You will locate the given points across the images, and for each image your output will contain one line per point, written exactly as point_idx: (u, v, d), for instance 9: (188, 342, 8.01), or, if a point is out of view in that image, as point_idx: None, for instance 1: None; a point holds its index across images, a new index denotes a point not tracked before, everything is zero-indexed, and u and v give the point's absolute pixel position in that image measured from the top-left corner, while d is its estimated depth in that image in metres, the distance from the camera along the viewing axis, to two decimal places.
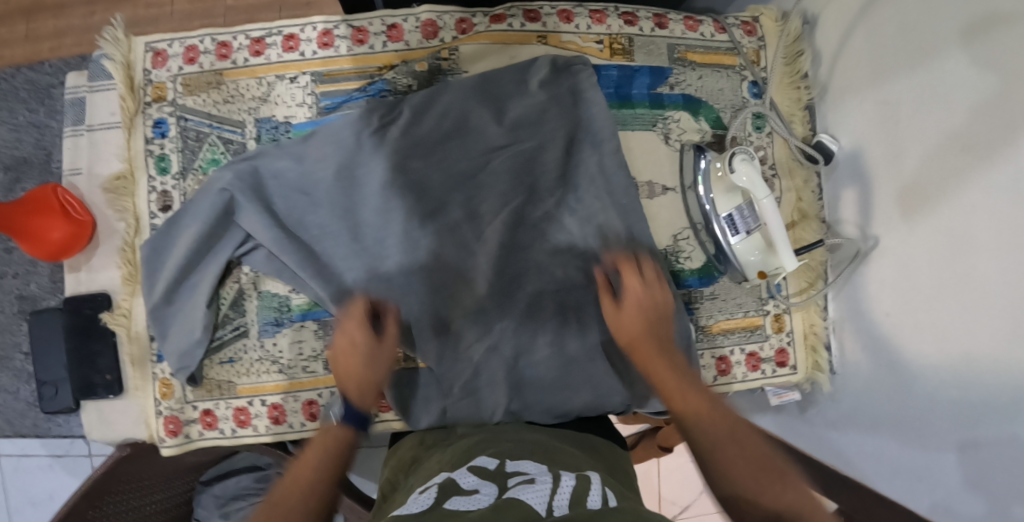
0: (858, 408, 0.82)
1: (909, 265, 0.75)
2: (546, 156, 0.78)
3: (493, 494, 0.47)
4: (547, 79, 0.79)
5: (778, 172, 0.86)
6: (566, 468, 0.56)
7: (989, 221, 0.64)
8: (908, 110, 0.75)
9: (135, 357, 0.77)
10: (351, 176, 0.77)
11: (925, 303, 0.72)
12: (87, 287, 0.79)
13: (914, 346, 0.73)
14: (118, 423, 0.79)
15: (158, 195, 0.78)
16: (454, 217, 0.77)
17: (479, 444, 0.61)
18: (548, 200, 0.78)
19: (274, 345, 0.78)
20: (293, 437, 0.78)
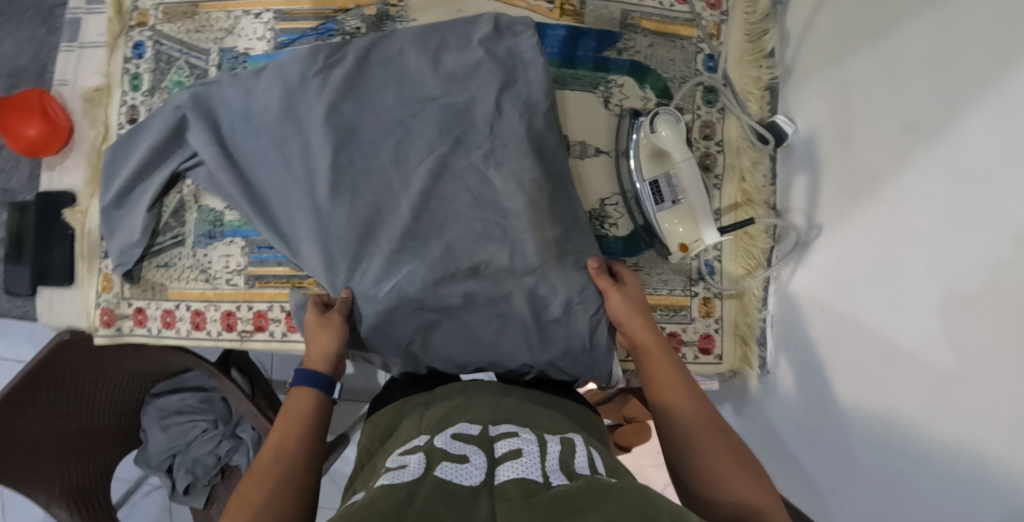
0: (796, 407, 0.79)
1: (847, 259, 0.72)
2: (475, 112, 0.77)
3: (482, 466, 0.52)
4: (489, 36, 0.78)
5: (725, 149, 0.85)
6: (548, 431, 0.61)
7: (928, 213, 0.60)
8: (852, 92, 0.71)
9: (84, 252, 0.85)
10: (290, 108, 0.77)
11: (863, 299, 0.69)
12: (57, 186, 0.88)
13: (852, 337, 0.70)
14: (64, 310, 0.87)
15: (128, 108, 0.86)
16: (378, 161, 0.77)
17: (457, 408, 0.65)
18: (474, 152, 0.76)
19: (204, 256, 0.83)
20: (209, 344, 0.83)
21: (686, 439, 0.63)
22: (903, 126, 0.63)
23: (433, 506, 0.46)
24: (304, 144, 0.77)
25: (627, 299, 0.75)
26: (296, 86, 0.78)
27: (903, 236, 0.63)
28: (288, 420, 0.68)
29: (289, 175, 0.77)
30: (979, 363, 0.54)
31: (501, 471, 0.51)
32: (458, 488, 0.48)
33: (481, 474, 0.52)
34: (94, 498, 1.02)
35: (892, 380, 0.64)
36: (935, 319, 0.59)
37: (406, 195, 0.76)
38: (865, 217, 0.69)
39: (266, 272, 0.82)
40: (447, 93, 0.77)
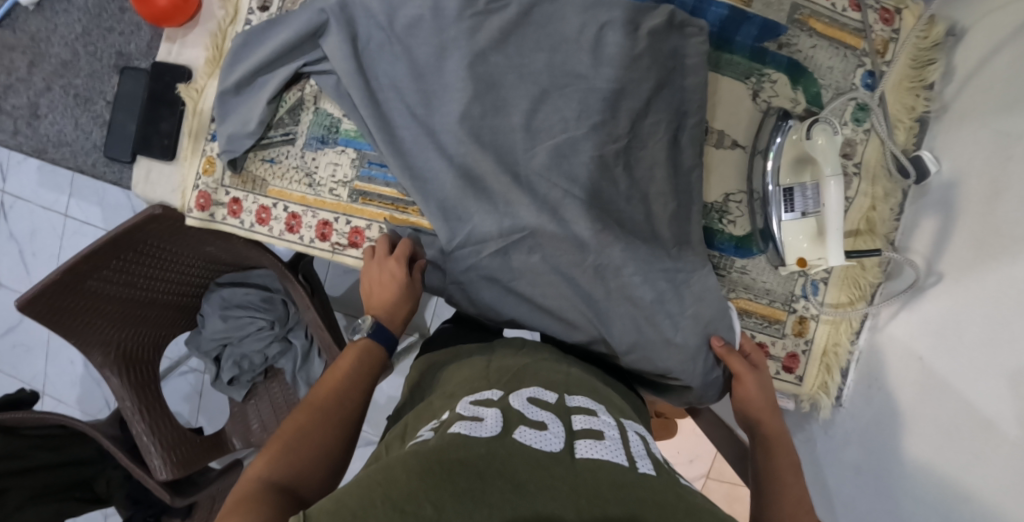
0: (870, 439, 0.79)
1: (966, 311, 0.69)
2: (621, 91, 0.75)
3: (560, 437, 0.50)
4: (659, 29, 0.75)
5: (862, 173, 0.81)
6: (622, 417, 0.60)
7: None
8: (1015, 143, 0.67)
9: (192, 131, 0.84)
10: (437, 46, 0.76)
11: (973, 358, 0.67)
12: (174, 59, 0.87)
13: (944, 400, 0.69)
14: (160, 186, 0.87)
15: None
16: (511, 123, 0.75)
17: (528, 368, 0.64)
18: (611, 132, 0.75)
19: (312, 160, 0.82)
20: (300, 249, 0.83)
21: None
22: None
23: (514, 467, 0.45)
24: (441, 84, 0.76)
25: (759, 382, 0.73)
26: (446, 21, 0.76)
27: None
28: (348, 362, 0.68)
29: (419, 110, 0.77)
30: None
31: (580, 447, 0.49)
32: (539, 454, 0.47)
33: (560, 443, 0.50)
34: (143, 368, 1.05)
35: (987, 443, 0.63)
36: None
37: (529, 167, 0.75)
38: (987, 284, 0.67)
39: (371, 190, 0.81)
40: (597, 68, 0.75)
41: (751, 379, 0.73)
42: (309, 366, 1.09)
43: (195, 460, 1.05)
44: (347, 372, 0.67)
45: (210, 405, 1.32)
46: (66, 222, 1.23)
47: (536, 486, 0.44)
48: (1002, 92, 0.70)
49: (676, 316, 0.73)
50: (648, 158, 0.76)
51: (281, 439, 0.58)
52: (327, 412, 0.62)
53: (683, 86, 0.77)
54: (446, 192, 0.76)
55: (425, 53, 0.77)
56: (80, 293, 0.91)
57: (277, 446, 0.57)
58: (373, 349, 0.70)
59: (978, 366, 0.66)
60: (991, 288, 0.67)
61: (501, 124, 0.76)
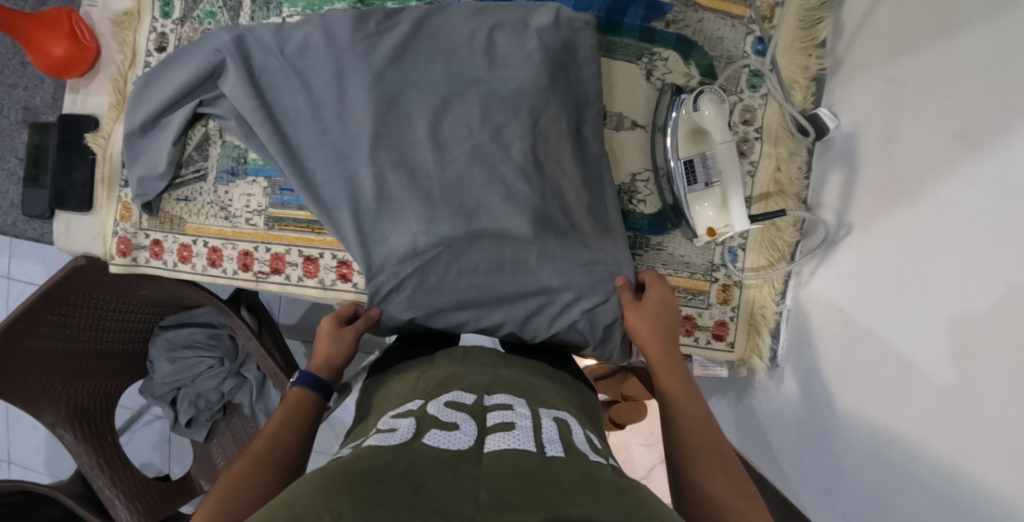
0: (803, 395, 0.80)
1: (878, 260, 0.70)
2: (522, 92, 0.76)
3: (472, 436, 0.51)
4: (547, 25, 0.77)
5: (764, 137, 0.83)
6: (543, 408, 0.60)
7: (955, 228, 0.60)
8: (903, 91, 0.69)
9: (105, 178, 0.84)
10: (337, 72, 0.78)
11: (889, 306, 0.68)
12: (80, 109, 0.86)
13: (862, 345, 0.71)
14: (80, 237, 0.86)
15: (157, 35, 0.84)
16: (415, 135, 0.77)
17: (455, 374, 0.66)
18: (512, 133, 0.76)
19: (226, 193, 0.82)
20: (224, 282, 0.82)
21: (687, 463, 0.61)
22: (948, 133, 0.62)
23: (418, 470, 0.45)
24: (342, 108, 0.78)
25: (643, 312, 0.74)
26: (341, 45, 0.78)
27: (937, 244, 0.62)
28: (284, 410, 0.68)
29: (326, 137, 0.78)
30: (989, 382, 0.54)
31: (491, 442, 0.50)
32: (447, 454, 0.48)
33: (470, 442, 0.51)
34: (98, 421, 1.04)
35: (905, 386, 0.64)
36: (954, 335, 0.59)
37: (440, 177, 0.77)
38: (893, 228, 0.69)
39: (286, 215, 0.81)
40: (492, 70, 0.77)
41: (632, 309, 0.74)
42: (266, 396, 1.10)
43: (159, 508, 1.04)
44: (277, 420, 0.66)
45: (178, 450, 1.31)
46: (10, 283, 1.23)
47: (437, 485, 0.43)
48: (886, 43, 0.72)
49: None
50: (553, 153, 0.77)
51: (210, 501, 0.57)
52: (256, 465, 0.61)
53: (580, 74, 0.78)
54: (363, 213, 0.78)
55: (323, 79, 0.78)
56: (15, 354, 0.90)
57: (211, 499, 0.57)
58: (302, 398, 0.69)
59: (896, 311, 0.66)
60: (896, 231, 0.68)
61: (405, 138, 0.77)
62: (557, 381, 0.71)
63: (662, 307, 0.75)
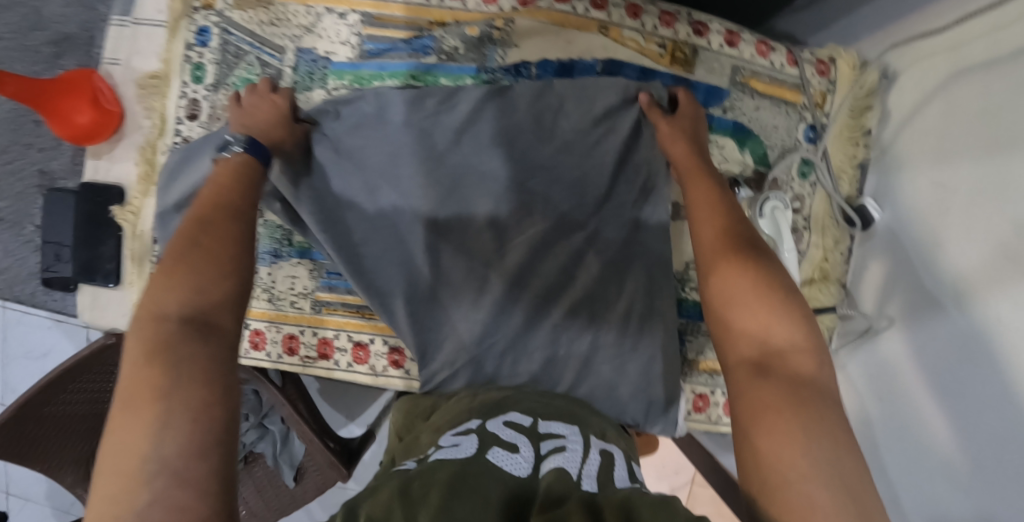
0: (876, 455, 0.80)
1: (942, 338, 0.70)
2: (584, 182, 0.76)
3: (530, 460, 0.45)
4: (615, 108, 0.76)
5: (811, 226, 0.84)
6: (595, 437, 0.55)
7: (1009, 345, 0.62)
8: (964, 179, 0.69)
9: (135, 255, 0.79)
10: (390, 158, 0.75)
11: (957, 387, 0.68)
12: (104, 177, 0.80)
13: (916, 424, 0.73)
14: (108, 311, 0.81)
15: (188, 102, 0.78)
16: (474, 223, 0.75)
17: (507, 399, 0.60)
18: (572, 225, 0.76)
19: (267, 275, 0.78)
20: (267, 365, 0.80)
21: (728, 368, 0.51)
22: (1010, 226, 0.63)
23: (484, 486, 0.39)
24: (394, 192, 0.75)
25: (676, 127, 0.73)
26: (393, 127, 0.75)
27: (1002, 338, 0.63)
28: (228, 178, 0.61)
29: (377, 222, 0.75)
30: None
31: (551, 466, 0.45)
32: (508, 476, 0.42)
33: (528, 468, 0.45)
34: None
35: (981, 472, 0.65)
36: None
37: (501, 267, 0.75)
38: (941, 329, 0.71)
39: (334, 299, 0.78)
40: (554, 154, 0.76)
41: (664, 123, 0.74)
42: (291, 448, 1.09)
43: None
44: (222, 186, 0.60)
45: None
46: None
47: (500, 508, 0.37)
48: (939, 146, 0.73)
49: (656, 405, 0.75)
50: (610, 241, 0.77)
51: (158, 279, 0.51)
52: (218, 236, 0.55)
53: (641, 161, 0.77)
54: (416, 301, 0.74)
55: (375, 159, 0.75)
56: (36, 423, 0.86)
57: (158, 279, 0.51)
58: (248, 164, 0.63)
59: (965, 395, 0.67)
60: (945, 334, 0.70)
61: (463, 226, 0.75)
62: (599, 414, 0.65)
63: (693, 140, 0.72)
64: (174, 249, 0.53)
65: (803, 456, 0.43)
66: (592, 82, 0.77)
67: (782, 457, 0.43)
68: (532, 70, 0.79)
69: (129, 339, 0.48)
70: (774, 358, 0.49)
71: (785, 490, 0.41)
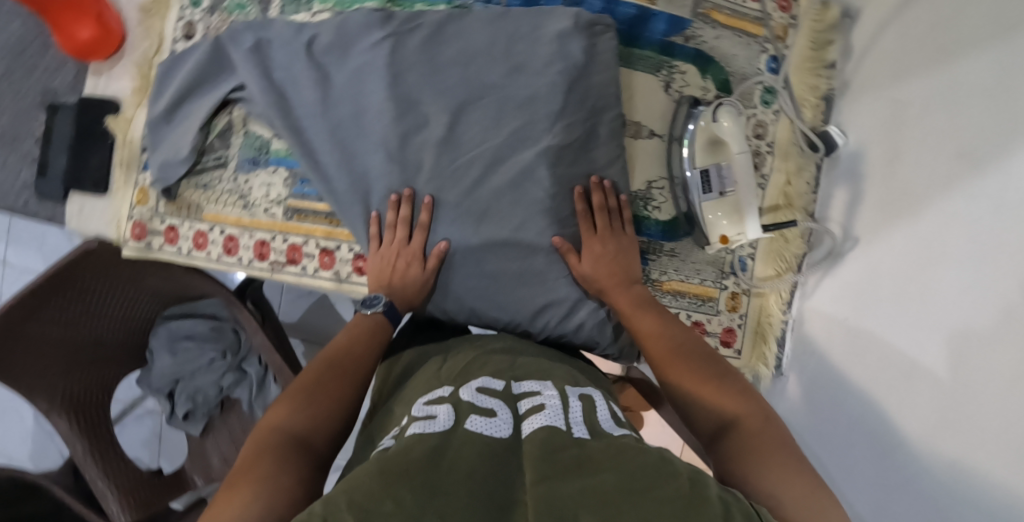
0: (823, 397, 0.79)
1: (862, 312, 0.74)
2: (537, 106, 0.77)
3: (510, 421, 0.50)
4: (565, 31, 0.78)
5: (775, 151, 0.85)
6: (569, 385, 0.59)
7: (953, 246, 0.63)
8: (879, 161, 0.75)
9: (123, 160, 0.83)
10: (361, 73, 0.79)
11: (878, 357, 0.71)
12: (102, 92, 0.86)
13: (864, 359, 0.73)
14: (92, 219, 0.85)
15: (184, 23, 0.84)
16: (429, 136, 0.78)
17: (475, 361, 0.64)
18: (529, 140, 0.77)
19: (245, 182, 0.82)
20: (239, 271, 0.83)
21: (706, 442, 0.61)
22: (957, 129, 0.64)
23: (469, 457, 0.43)
24: (358, 107, 0.79)
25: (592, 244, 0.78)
26: (361, 45, 0.79)
27: (948, 239, 0.64)
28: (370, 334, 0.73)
29: (344, 135, 0.80)
30: (990, 388, 0.57)
31: (528, 425, 0.49)
32: (491, 442, 0.46)
33: (508, 429, 0.49)
34: (95, 412, 1.01)
35: (924, 376, 0.64)
36: (946, 370, 0.62)
37: (456, 183, 0.77)
38: (892, 247, 0.72)
39: (306, 206, 0.82)
40: (511, 75, 0.78)
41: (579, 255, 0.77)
42: (266, 392, 1.08)
43: (155, 501, 1.02)
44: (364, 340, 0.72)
45: (170, 446, 1.28)
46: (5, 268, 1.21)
47: (489, 476, 0.42)
48: (900, 65, 0.74)
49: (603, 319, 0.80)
50: (570, 159, 0.77)
51: (282, 400, 0.62)
52: (335, 378, 0.66)
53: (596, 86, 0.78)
54: (378, 207, 0.79)
55: (344, 75, 0.80)
56: (15, 338, 0.87)
57: (276, 409, 0.61)
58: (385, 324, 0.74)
59: (889, 347, 0.69)
60: (895, 250, 0.71)
61: (424, 140, 0.78)
62: (566, 362, 0.74)
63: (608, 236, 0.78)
64: (298, 385, 0.64)
65: (795, 469, 0.52)
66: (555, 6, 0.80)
67: (790, 475, 0.52)
68: None
69: (248, 444, 0.58)
70: (731, 422, 0.60)
71: (763, 483, 0.51)
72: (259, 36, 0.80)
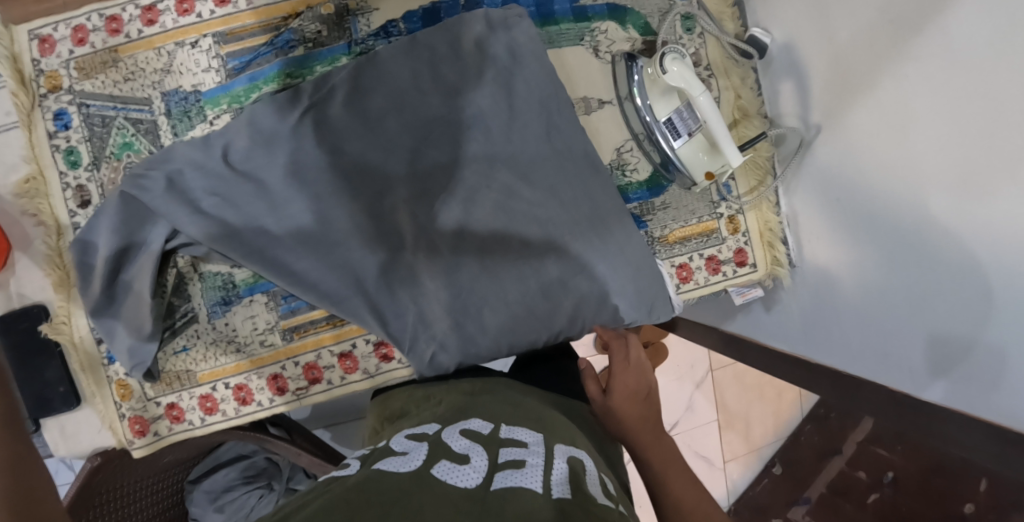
0: (843, 285, 0.78)
1: (852, 207, 0.75)
2: (489, 123, 0.76)
3: (481, 471, 0.46)
4: (482, 38, 0.77)
5: (714, 72, 0.86)
6: (561, 442, 0.55)
7: (916, 98, 0.64)
8: (822, 67, 0.77)
9: (84, 365, 0.74)
10: (299, 160, 0.73)
11: (881, 240, 0.71)
12: (18, 301, 0.74)
13: (867, 233, 0.73)
14: (82, 435, 0.76)
15: (74, 190, 0.73)
16: (397, 195, 0.75)
17: (470, 401, 0.63)
18: (498, 163, 0.76)
19: (227, 325, 0.75)
20: (264, 414, 0.76)
21: None
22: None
23: (418, 503, 0.40)
24: (313, 196, 0.74)
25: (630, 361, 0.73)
26: (285, 135, 0.73)
27: (910, 93, 0.65)
28: None
29: (308, 235, 0.74)
30: (993, 208, 0.56)
31: (499, 478, 0.45)
32: (450, 490, 0.42)
33: (479, 477, 0.45)
34: None
35: (928, 225, 0.64)
36: (943, 229, 0.62)
37: (442, 229, 0.76)
38: (859, 122, 0.73)
39: (301, 320, 0.76)
40: (451, 103, 0.76)
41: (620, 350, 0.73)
42: None
43: None
44: None
45: None
46: None
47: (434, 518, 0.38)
48: None
49: (633, 296, 0.80)
50: (537, 159, 0.78)
51: None
52: None
53: (531, 78, 0.77)
54: (376, 290, 0.75)
55: (280, 174, 0.73)
56: None
57: None
58: None
59: (888, 213, 0.69)
60: (863, 124, 0.72)
61: (394, 202, 0.75)
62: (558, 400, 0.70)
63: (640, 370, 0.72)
64: None
65: None
66: (460, 16, 0.77)
67: None
68: (401, 25, 0.79)
69: None
70: None
71: None
72: (168, 170, 0.71)
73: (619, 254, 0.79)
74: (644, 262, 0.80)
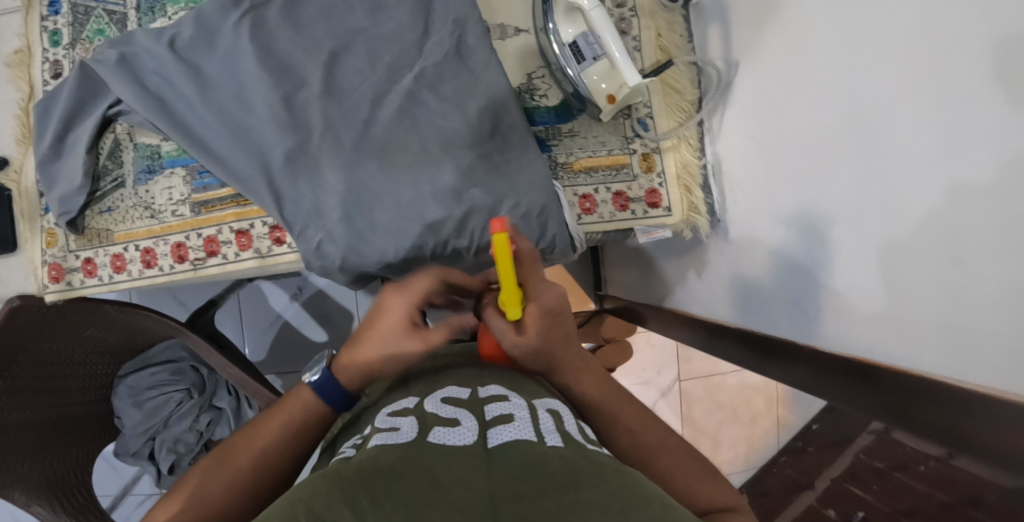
0: (761, 231, 0.77)
1: (768, 147, 0.74)
2: (404, 37, 0.82)
3: (475, 429, 0.44)
4: None
5: (638, 13, 0.88)
6: (536, 398, 0.52)
7: (809, 24, 0.65)
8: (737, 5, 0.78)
9: (25, 212, 0.84)
10: (232, 55, 0.81)
11: (792, 178, 0.70)
12: None
13: (781, 173, 0.72)
14: (11, 279, 0.87)
15: (50, 63, 0.85)
16: (311, 91, 0.81)
17: (442, 372, 0.56)
18: (407, 73, 0.82)
19: (147, 192, 0.83)
20: (164, 279, 0.84)
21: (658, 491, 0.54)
22: None
23: (438, 470, 0.37)
24: (238, 85, 0.81)
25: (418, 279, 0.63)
26: (221, 31, 0.81)
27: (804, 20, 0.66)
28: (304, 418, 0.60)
29: (228, 120, 0.81)
30: (887, 118, 0.56)
31: (496, 435, 0.43)
32: (453, 450, 0.40)
33: (475, 436, 0.43)
34: (76, 493, 0.93)
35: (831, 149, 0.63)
36: (846, 148, 0.61)
37: (347, 126, 0.80)
38: (766, 61, 0.73)
39: (210, 197, 0.83)
40: (372, 17, 0.82)
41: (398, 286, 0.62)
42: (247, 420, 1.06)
43: None
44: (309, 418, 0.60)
45: None
46: None
47: (453, 482, 0.36)
48: None
49: (525, 215, 0.81)
50: (448, 73, 0.81)
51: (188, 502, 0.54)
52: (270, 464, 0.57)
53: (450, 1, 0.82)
54: (280, 175, 0.80)
55: (215, 64, 0.82)
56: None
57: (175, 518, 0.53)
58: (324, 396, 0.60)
59: (797, 148, 0.69)
60: (769, 61, 0.72)
61: (307, 98, 0.81)
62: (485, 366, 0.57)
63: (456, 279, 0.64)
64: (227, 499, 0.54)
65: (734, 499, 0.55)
66: None
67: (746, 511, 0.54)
68: None
69: None
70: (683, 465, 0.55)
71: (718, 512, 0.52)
72: (124, 50, 0.81)
73: (512, 173, 0.81)
74: (541, 184, 0.81)
